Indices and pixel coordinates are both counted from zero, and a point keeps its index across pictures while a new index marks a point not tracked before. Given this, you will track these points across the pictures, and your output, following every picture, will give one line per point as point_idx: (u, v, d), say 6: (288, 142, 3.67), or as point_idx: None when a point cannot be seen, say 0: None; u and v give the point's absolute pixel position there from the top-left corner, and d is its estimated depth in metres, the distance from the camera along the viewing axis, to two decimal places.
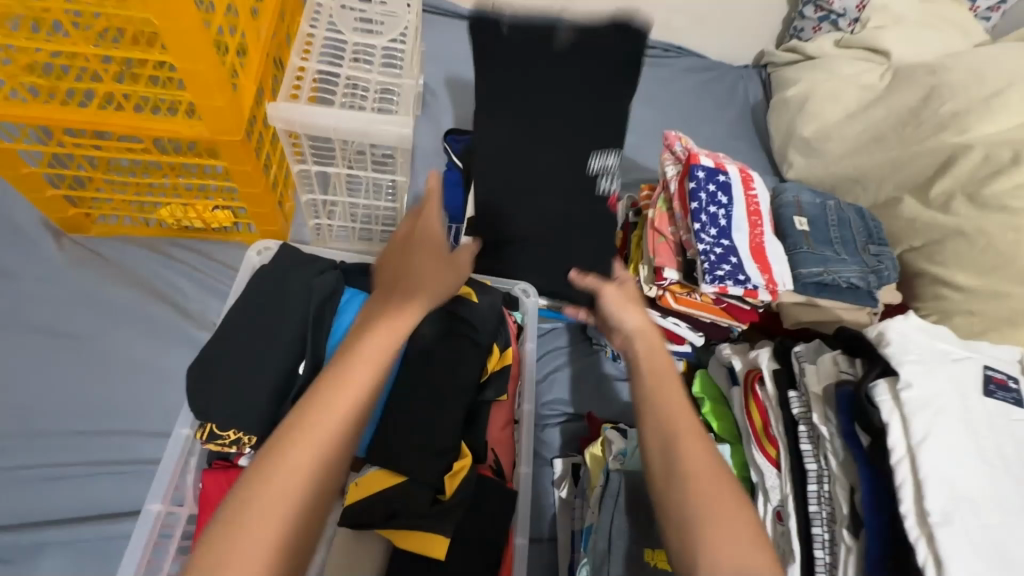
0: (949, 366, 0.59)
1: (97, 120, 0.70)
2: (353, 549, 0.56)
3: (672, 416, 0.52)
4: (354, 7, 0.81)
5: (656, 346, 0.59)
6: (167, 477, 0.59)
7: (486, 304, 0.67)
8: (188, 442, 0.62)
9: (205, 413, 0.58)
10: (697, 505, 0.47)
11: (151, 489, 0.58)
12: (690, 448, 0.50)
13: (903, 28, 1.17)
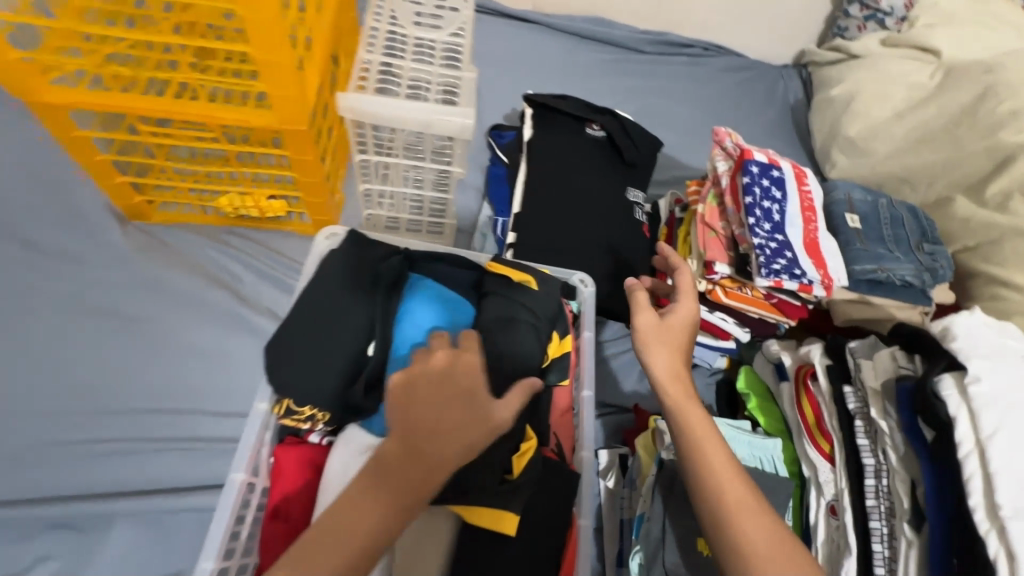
0: (1019, 363, 0.59)
1: (174, 110, 0.72)
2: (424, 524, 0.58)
3: (715, 466, 0.54)
4: (414, 3, 0.84)
5: (676, 365, 0.60)
6: (250, 447, 0.62)
7: (546, 293, 0.69)
8: (266, 417, 0.65)
9: (284, 389, 0.63)
10: (735, 535, 0.51)
11: (237, 458, 0.60)
12: (733, 500, 0.53)
13: (954, 27, 1.15)
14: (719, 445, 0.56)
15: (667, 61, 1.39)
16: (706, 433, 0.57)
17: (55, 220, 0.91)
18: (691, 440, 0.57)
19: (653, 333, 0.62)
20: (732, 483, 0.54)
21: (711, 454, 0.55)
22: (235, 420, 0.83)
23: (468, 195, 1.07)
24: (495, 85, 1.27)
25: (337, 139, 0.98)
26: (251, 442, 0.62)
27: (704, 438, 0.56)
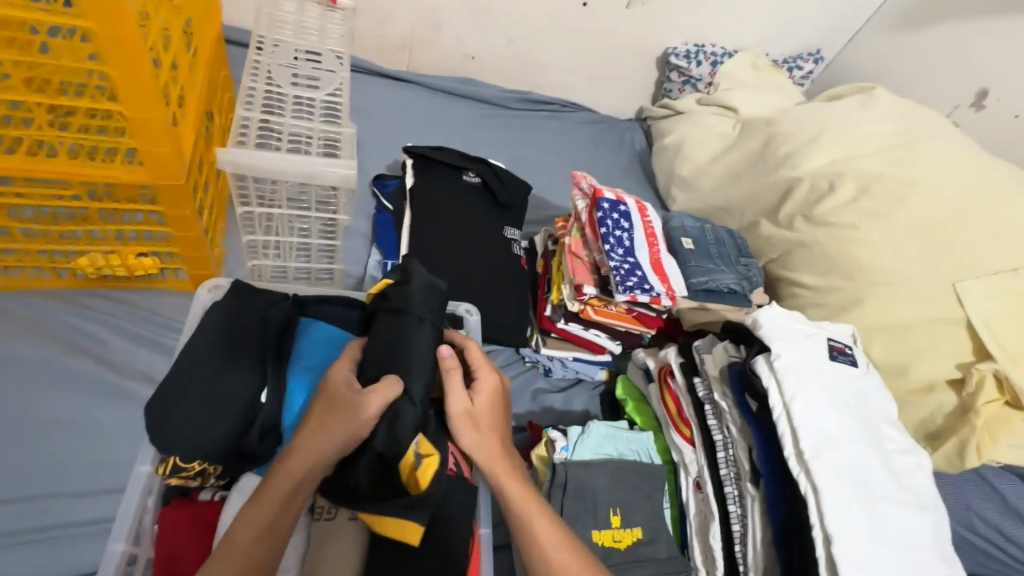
0: (805, 340, 0.77)
1: (25, 167, 0.68)
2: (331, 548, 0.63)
3: (543, 538, 0.60)
4: (291, 65, 0.89)
5: (486, 441, 0.64)
6: (132, 514, 0.60)
7: (419, 286, 0.69)
8: (148, 481, 0.63)
9: (173, 446, 0.61)
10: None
11: (117, 525, 0.57)
12: (564, 565, 0.59)
13: (744, 90, 1.47)
14: (544, 515, 0.62)
15: (531, 116, 1.58)
16: (532, 507, 0.62)
17: None
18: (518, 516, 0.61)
19: (467, 417, 0.65)
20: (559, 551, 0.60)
21: (537, 528, 0.60)
22: (105, 497, 0.75)
23: (355, 242, 1.10)
24: (377, 137, 1.35)
25: (214, 192, 0.97)
26: (134, 508, 0.60)
27: (528, 509, 0.62)
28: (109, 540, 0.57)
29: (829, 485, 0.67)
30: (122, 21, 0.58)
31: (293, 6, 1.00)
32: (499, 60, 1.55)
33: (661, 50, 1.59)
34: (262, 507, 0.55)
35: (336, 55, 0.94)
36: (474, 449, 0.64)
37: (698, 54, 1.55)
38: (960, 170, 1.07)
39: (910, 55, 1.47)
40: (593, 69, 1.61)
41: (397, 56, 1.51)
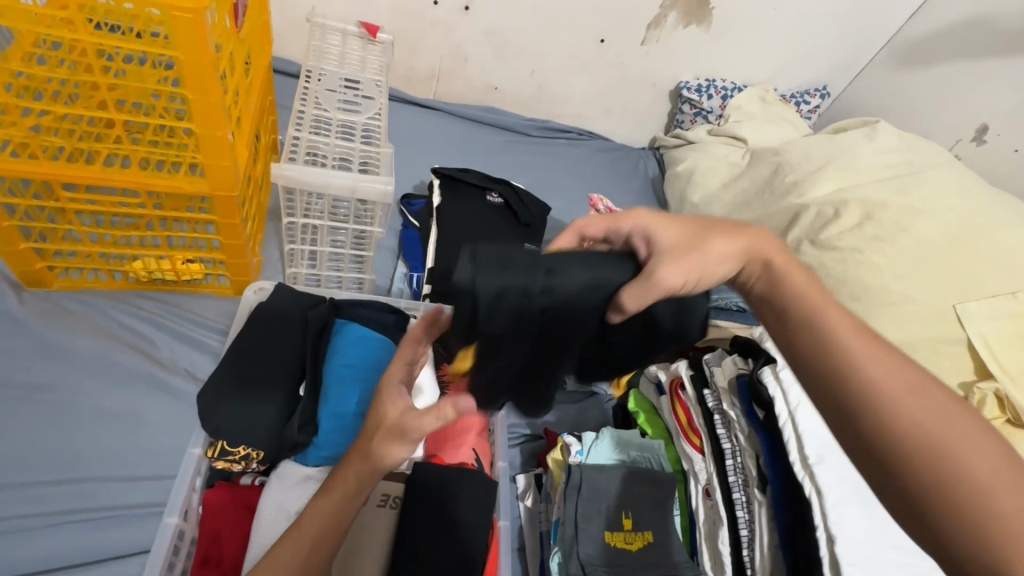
0: None
1: (103, 177, 0.76)
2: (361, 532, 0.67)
3: (847, 348, 0.53)
4: (336, 92, 0.98)
5: (719, 249, 0.60)
6: (182, 491, 0.64)
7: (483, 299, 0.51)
8: (197, 462, 0.67)
9: (220, 432, 0.65)
10: (914, 411, 0.50)
11: (170, 500, 0.61)
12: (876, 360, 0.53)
13: (753, 122, 1.55)
14: (837, 312, 0.56)
15: (550, 143, 1.67)
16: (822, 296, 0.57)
17: None
18: (834, 329, 0.55)
19: (681, 253, 0.58)
20: (877, 351, 0.54)
21: (838, 330, 0.55)
22: (148, 483, 0.80)
23: (384, 255, 1.18)
24: (404, 159, 1.44)
25: (257, 206, 1.05)
26: (185, 485, 0.64)
27: (836, 319, 0.55)
28: (164, 514, 0.62)
29: (832, 488, 0.70)
30: (203, 50, 0.67)
31: (337, 39, 1.10)
32: (520, 90, 1.65)
33: (673, 84, 1.68)
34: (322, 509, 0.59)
35: (375, 82, 1.03)
36: (725, 255, 0.60)
37: (709, 89, 1.64)
38: (959, 200, 1.13)
39: (913, 93, 1.54)
40: (609, 101, 1.70)
41: (425, 85, 1.61)
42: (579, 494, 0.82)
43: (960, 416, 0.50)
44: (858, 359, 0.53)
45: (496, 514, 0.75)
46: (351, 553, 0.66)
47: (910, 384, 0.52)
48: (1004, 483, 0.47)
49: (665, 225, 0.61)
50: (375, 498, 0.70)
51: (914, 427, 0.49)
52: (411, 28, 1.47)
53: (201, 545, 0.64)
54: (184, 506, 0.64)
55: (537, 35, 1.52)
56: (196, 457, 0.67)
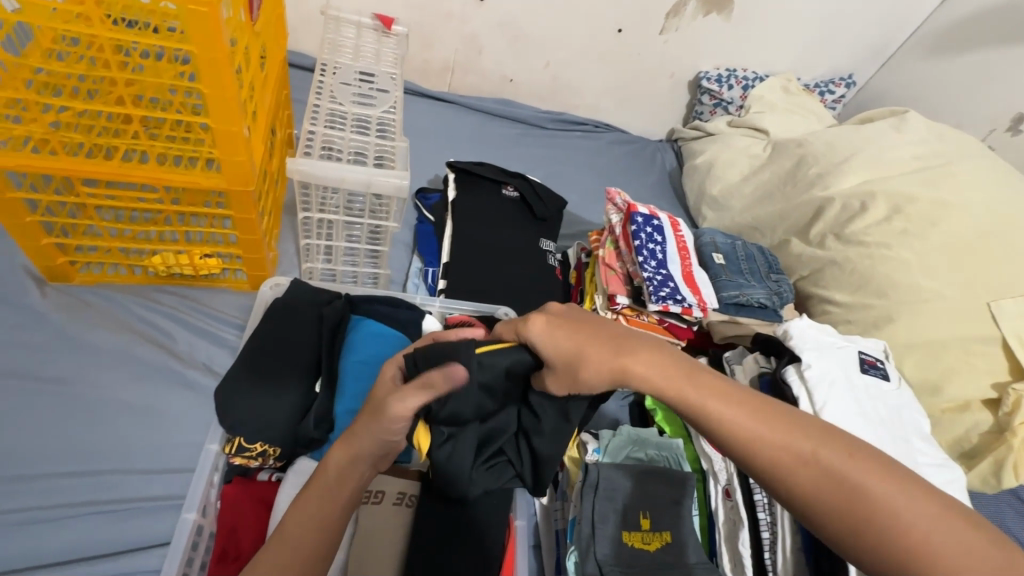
0: (836, 351, 0.79)
1: (121, 172, 0.77)
2: (381, 530, 0.67)
3: (738, 433, 0.50)
4: (351, 85, 0.97)
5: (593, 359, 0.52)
6: (200, 487, 0.64)
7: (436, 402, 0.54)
8: (214, 458, 0.67)
9: (237, 428, 0.65)
10: (808, 477, 0.48)
11: (189, 495, 0.61)
12: (759, 435, 0.50)
13: (775, 113, 1.51)
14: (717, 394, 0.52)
15: (565, 135, 1.64)
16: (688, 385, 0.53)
17: None
18: (721, 421, 0.51)
19: (567, 374, 0.53)
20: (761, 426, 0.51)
21: (727, 418, 0.51)
22: (168, 476, 0.81)
23: (399, 250, 1.17)
24: (419, 153, 1.43)
25: (272, 201, 1.05)
26: (202, 480, 0.64)
27: (718, 408, 0.51)
28: (182, 510, 0.62)
29: None
30: (219, 45, 0.66)
31: (351, 32, 1.09)
32: (535, 82, 1.63)
33: (692, 74, 1.64)
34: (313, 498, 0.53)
35: (389, 75, 1.01)
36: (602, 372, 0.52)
37: (729, 78, 1.60)
38: (992, 194, 1.08)
39: (944, 81, 1.49)
40: (626, 93, 1.67)
41: (440, 78, 1.60)
42: (596, 494, 0.81)
43: (858, 471, 0.48)
44: (753, 446, 0.50)
45: (512, 513, 0.74)
46: (367, 551, 0.65)
47: (800, 456, 0.49)
48: (926, 526, 0.46)
49: (546, 335, 0.54)
50: (391, 496, 0.69)
51: (820, 500, 0.48)
52: (425, 20, 1.45)
53: (218, 540, 0.64)
54: (201, 502, 0.63)
55: (553, 26, 1.49)
56: (213, 453, 0.67)
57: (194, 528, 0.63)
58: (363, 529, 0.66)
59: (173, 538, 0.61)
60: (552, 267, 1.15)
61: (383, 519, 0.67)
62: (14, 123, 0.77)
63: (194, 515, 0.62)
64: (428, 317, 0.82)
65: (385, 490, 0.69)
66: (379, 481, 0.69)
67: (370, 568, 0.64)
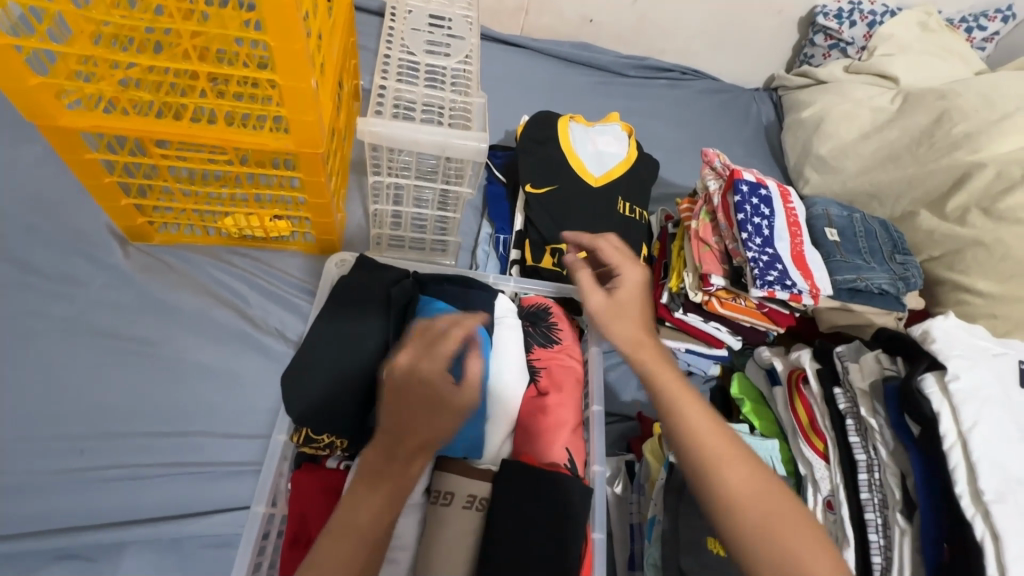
0: (991, 360, 0.65)
1: (191, 133, 0.73)
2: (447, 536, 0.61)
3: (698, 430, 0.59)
4: (423, 31, 0.87)
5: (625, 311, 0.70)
6: (270, 478, 0.63)
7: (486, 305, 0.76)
8: (284, 448, 0.66)
9: (305, 418, 0.63)
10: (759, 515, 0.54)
11: (258, 487, 0.61)
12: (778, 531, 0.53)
13: (908, 55, 1.29)
14: (698, 413, 0.60)
15: (649, 84, 1.50)
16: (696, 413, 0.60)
17: (55, 244, 0.90)
18: (707, 448, 0.57)
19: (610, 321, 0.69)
20: (724, 451, 0.58)
21: (711, 453, 0.57)
22: (247, 441, 0.82)
23: (467, 213, 1.10)
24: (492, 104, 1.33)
25: (340, 160, 0.99)
26: (272, 472, 0.63)
27: (697, 420, 0.59)
28: (252, 502, 0.61)
29: (1014, 535, 0.56)
30: None
31: None
32: (618, 22, 1.46)
33: (806, 10, 1.43)
34: (370, 490, 0.53)
35: (464, 19, 0.90)
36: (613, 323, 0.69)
37: (852, 13, 1.37)
38: None
39: None
40: (723, 34, 1.49)
41: (514, 19, 1.46)
42: (680, 496, 0.74)
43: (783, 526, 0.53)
44: (720, 475, 0.56)
45: (590, 524, 0.65)
46: (438, 555, 0.60)
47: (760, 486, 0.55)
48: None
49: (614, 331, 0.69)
50: (460, 498, 0.63)
51: (766, 544, 0.52)
52: None
53: (289, 523, 0.63)
54: (272, 493, 0.63)
55: None
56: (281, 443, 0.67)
57: (267, 517, 0.63)
58: (430, 531, 0.62)
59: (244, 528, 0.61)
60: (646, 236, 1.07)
61: (452, 524, 0.62)
62: (88, 79, 0.74)
63: (264, 507, 0.62)
64: (501, 297, 0.77)
65: (456, 492, 0.63)
66: (449, 480, 0.64)
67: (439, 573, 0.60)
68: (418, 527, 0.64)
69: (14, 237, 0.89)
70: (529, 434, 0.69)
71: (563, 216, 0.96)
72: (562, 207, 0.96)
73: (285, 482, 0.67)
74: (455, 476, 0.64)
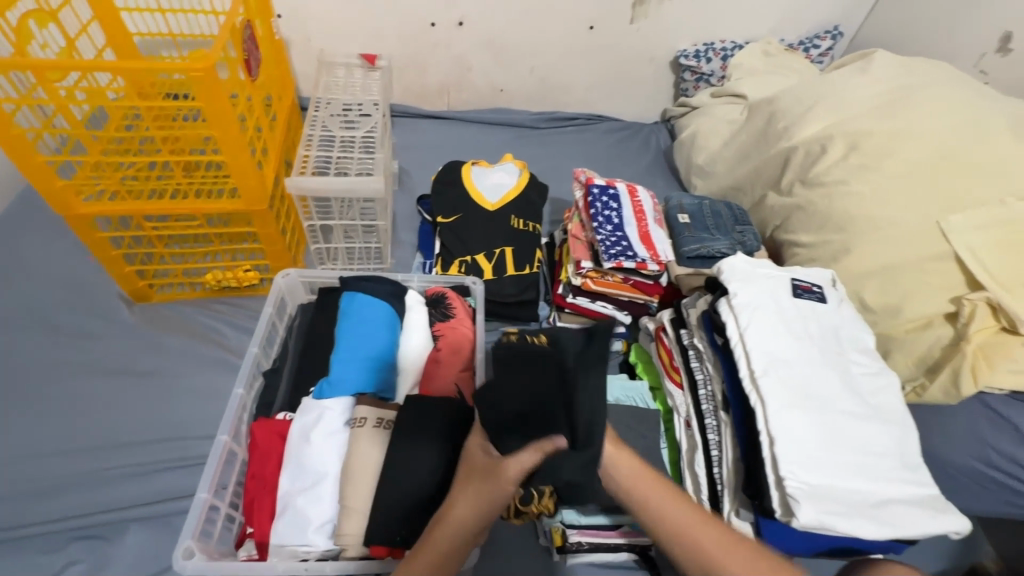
0: (765, 281, 0.85)
1: (170, 207, 1.01)
2: (362, 451, 0.76)
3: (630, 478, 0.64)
4: (339, 115, 1.17)
5: None
6: (230, 418, 0.80)
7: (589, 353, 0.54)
8: (241, 401, 0.83)
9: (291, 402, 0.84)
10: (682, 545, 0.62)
11: (221, 421, 0.78)
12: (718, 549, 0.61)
13: (754, 76, 1.57)
14: (708, 535, 0.62)
15: (558, 132, 1.81)
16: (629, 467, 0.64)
17: (77, 307, 1.16)
18: (636, 490, 0.64)
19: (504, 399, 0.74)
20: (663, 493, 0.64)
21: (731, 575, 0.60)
22: None
23: (406, 251, 1.37)
24: (426, 165, 1.64)
25: (296, 220, 1.27)
26: (232, 414, 0.80)
27: (625, 468, 0.64)
28: (217, 432, 0.77)
29: (774, 396, 0.73)
30: (220, 100, 0.87)
31: (344, 73, 1.31)
32: (524, 88, 1.80)
33: (672, 55, 1.74)
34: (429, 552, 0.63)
35: (372, 102, 1.20)
36: None
37: (707, 52, 1.68)
38: (962, 112, 1.02)
39: (931, 17, 1.46)
40: (612, 84, 1.81)
41: (439, 98, 1.80)
42: None
43: (728, 545, 0.62)
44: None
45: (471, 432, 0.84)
46: (357, 461, 0.75)
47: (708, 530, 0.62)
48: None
49: None
50: (370, 420, 0.79)
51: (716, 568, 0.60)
52: (416, 52, 1.66)
53: (251, 461, 0.80)
54: (233, 430, 0.80)
55: (530, 35, 1.65)
56: (240, 398, 0.84)
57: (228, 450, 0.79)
58: (351, 449, 0.77)
59: (210, 455, 0.76)
60: (553, 245, 1.31)
61: (365, 440, 0.77)
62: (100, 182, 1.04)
63: (227, 438, 0.78)
64: (411, 292, 0.99)
65: (367, 416, 0.79)
66: (361, 408, 0.80)
67: (355, 479, 0.74)
68: (341, 453, 0.78)
69: (45, 307, 1.16)
70: (429, 381, 0.89)
71: (466, 235, 1.21)
72: (467, 228, 1.21)
73: (244, 428, 0.85)
74: (365, 405, 0.80)
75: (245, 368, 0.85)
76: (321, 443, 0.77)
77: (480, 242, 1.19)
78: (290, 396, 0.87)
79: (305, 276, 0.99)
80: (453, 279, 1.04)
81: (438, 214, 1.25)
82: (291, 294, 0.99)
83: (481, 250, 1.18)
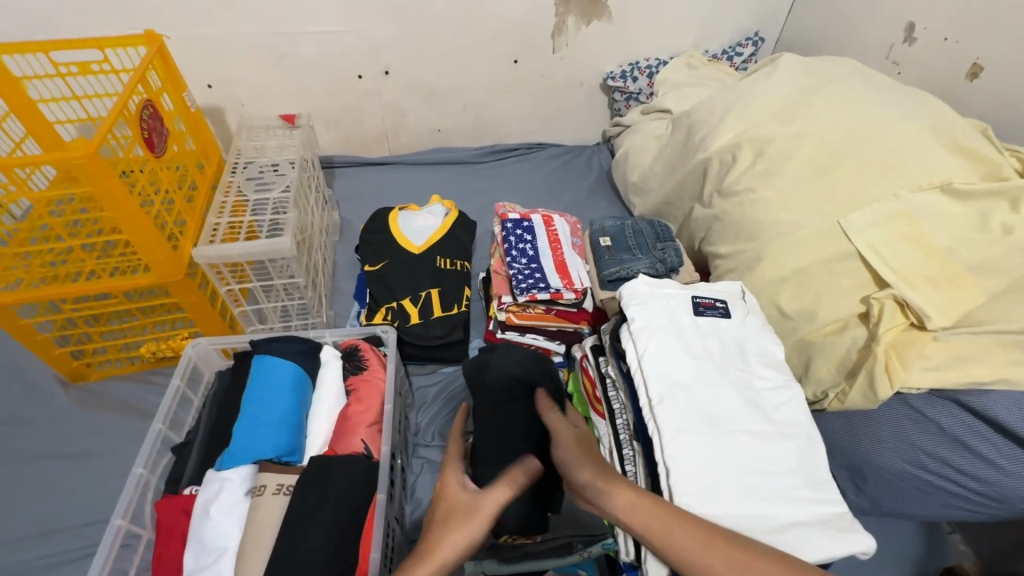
0: (664, 302, 0.84)
1: (86, 288, 1.02)
2: (259, 522, 0.74)
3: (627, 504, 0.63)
4: (254, 178, 1.20)
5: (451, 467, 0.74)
6: (126, 500, 0.80)
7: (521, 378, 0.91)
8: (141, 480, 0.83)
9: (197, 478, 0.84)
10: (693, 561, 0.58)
11: (114, 505, 0.78)
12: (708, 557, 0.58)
13: (679, 90, 1.59)
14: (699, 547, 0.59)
15: (499, 163, 1.83)
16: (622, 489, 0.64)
17: (8, 394, 1.16)
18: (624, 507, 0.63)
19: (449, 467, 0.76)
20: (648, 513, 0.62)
21: (717, 568, 0.57)
22: None
23: (345, 302, 1.38)
24: (367, 211, 1.65)
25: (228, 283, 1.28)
26: (127, 495, 0.80)
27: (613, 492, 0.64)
28: (110, 516, 0.77)
29: (669, 423, 0.71)
30: (111, 183, 0.89)
31: (265, 135, 1.34)
32: (461, 125, 1.82)
33: (601, 78, 1.77)
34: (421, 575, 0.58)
35: (288, 161, 1.23)
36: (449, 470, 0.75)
37: (633, 72, 1.70)
38: (858, 109, 1.02)
39: (841, 13, 1.48)
40: (547, 111, 1.83)
41: (379, 144, 1.83)
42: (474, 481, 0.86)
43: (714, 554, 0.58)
44: None
45: (375, 489, 0.81)
46: (253, 533, 0.74)
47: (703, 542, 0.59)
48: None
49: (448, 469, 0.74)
50: (270, 487, 0.77)
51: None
52: (348, 104, 1.69)
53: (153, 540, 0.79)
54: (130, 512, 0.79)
55: (457, 75, 1.68)
56: (142, 477, 0.84)
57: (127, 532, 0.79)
58: (250, 521, 0.75)
59: (103, 541, 0.76)
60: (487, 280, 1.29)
61: (263, 510, 0.75)
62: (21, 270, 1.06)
63: (123, 521, 0.78)
64: (327, 347, 0.98)
65: (268, 484, 0.78)
66: (263, 476, 0.79)
67: (249, 554, 0.72)
68: (240, 525, 0.76)
69: None
70: (338, 440, 0.87)
71: (393, 281, 1.20)
72: (393, 274, 1.21)
73: (149, 507, 0.85)
74: (266, 472, 0.79)
75: (147, 446, 0.85)
76: (219, 517, 0.76)
77: (405, 286, 1.19)
78: (195, 469, 0.86)
79: (216, 342, 0.99)
80: (368, 329, 1.05)
81: (364, 263, 1.25)
82: (205, 361, 1.00)
83: (407, 295, 1.18)
